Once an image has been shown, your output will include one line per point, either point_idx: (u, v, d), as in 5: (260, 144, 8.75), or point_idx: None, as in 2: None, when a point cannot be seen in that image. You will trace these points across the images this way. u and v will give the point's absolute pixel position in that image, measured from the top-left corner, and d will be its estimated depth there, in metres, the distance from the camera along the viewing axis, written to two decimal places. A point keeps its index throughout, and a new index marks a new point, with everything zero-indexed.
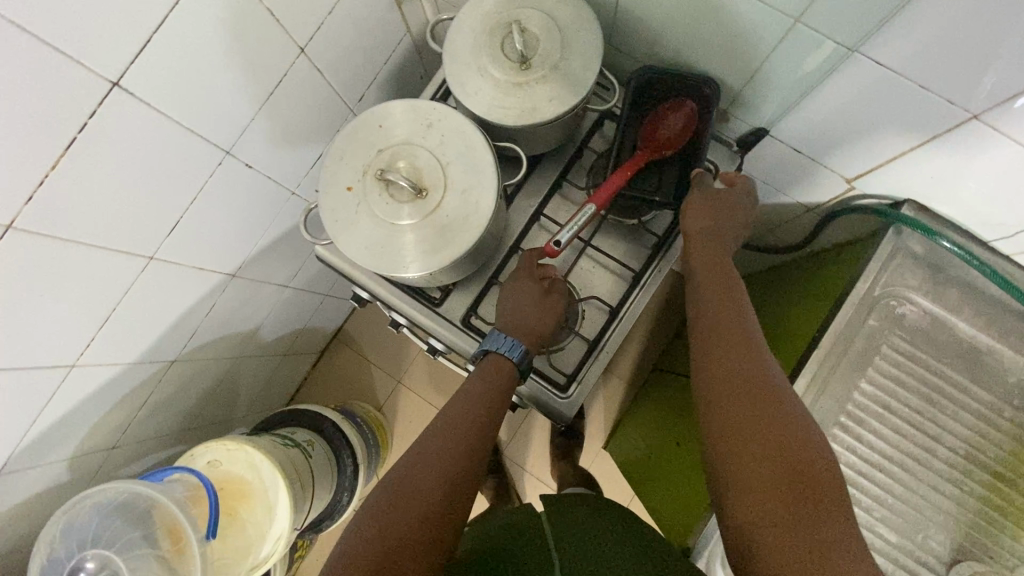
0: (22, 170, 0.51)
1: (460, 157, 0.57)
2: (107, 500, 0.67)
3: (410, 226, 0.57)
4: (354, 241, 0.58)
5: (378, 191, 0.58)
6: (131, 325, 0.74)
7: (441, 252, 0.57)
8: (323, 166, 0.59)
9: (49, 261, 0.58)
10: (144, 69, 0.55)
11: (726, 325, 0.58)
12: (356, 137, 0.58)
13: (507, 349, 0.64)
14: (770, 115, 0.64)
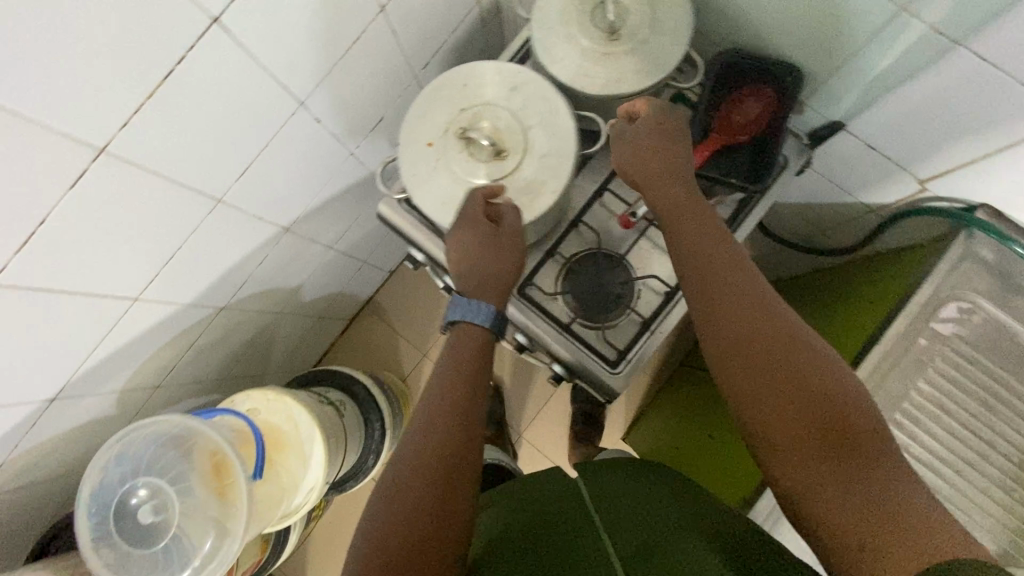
0: (123, 97, 0.52)
1: (542, 122, 0.58)
2: (158, 433, 0.69)
3: (486, 185, 0.58)
4: (429, 197, 0.59)
5: (457, 149, 0.58)
6: (192, 267, 0.76)
7: (515, 214, 0.57)
8: (405, 120, 0.60)
9: (131, 192, 0.60)
10: (244, 9, 0.56)
11: (731, 277, 0.57)
12: (440, 95, 0.60)
13: (475, 315, 0.60)
14: (850, 108, 0.63)
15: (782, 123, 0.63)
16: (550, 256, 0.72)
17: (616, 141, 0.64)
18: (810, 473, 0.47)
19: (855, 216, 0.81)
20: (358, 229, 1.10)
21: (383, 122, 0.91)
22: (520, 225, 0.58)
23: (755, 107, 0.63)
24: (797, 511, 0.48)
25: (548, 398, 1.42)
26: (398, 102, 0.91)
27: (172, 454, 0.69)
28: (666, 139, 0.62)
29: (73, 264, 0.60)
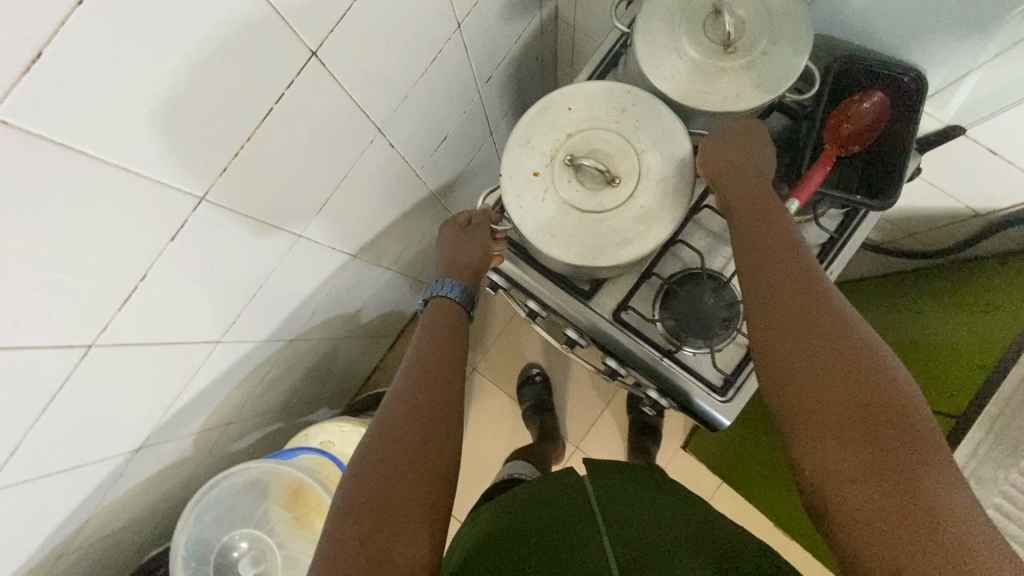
0: (224, 143, 0.49)
1: (657, 146, 0.56)
2: (240, 481, 0.77)
3: (602, 213, 0.56)
4: (536, 227, 0.56)
5: (566, 177, 0.57)
6: (267, 306, 0.73)
7: (634, 243, 0.55)
8: (508, 150, 0.58)
9: (221, 239, 0.57)
10: (338, 39, 0.52)
11: (777, 258, 0.53)
12: (544, 120, 0.58)
13: (446, 290, 0.72)
14: (974, 110, 0.60)
15: (902, 126, 0.59)
16: (646, 279, 0.69)
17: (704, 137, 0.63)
18: (842, 464, 0.41)
19: (951, 221, 0.77)
20: (414, 248, 1.07)
21: (446, 139, 0.88)
22: (636, 254, 0.55)
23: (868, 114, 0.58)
24: (820, 501, 0.43)
25: (602, 408, 1.39)
26: (461, 118, 0.87)
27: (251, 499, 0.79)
28: (750, 133, 0.59)
29: (165, 316, 0.57)
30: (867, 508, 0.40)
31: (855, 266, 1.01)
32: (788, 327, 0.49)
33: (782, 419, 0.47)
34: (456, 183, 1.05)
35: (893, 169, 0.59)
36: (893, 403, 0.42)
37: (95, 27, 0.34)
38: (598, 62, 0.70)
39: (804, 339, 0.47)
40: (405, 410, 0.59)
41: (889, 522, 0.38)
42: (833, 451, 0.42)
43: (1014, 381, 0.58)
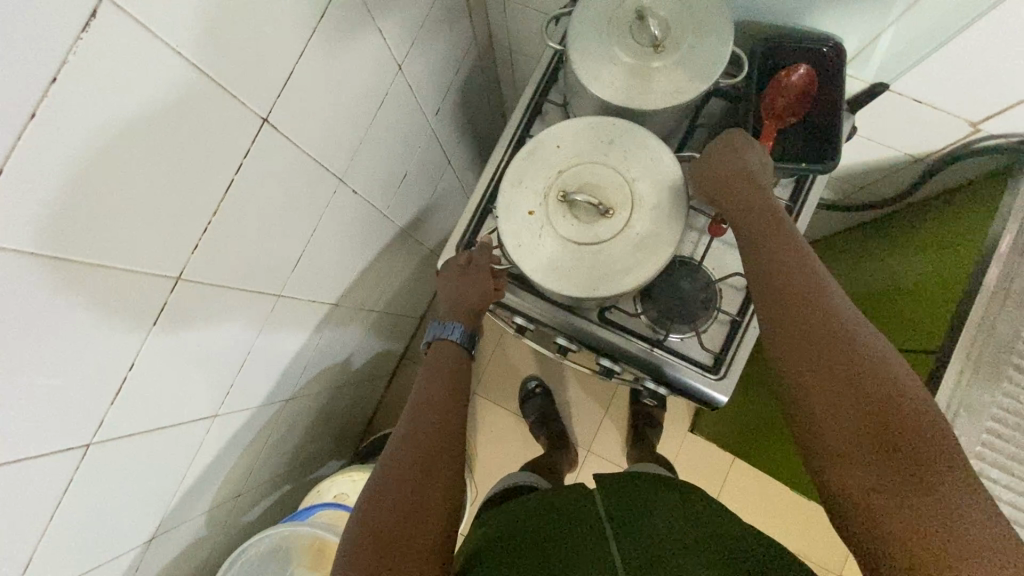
0: (192, 220, 0.50)
1: (646, 174, 0.60)
2: (262, 549, 0.76)
3: (602, 244, 0.59)
4: (538, 265, 0.59)
5: (562, 212, 0.60)
6: (257, 370, 0.73)
7: (634, 271, 0.58)
8: (503, 193, 0.62)
9: (202, 314, 0.57)
10: (285, 102, 0.54)
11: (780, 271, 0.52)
12: (534, 161, 0.62)
13: (448, 333, 0.72)
14: (892, 69, 0.63)
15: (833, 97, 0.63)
16: None
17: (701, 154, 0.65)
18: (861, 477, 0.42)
19: (894, 170, 0.81)
20: (393, 285, 1.08)
21: (407, 176, 0.91)
22: (640, 280, 0.58)
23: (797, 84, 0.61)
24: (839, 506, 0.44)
25: (605, 407, 1.40)
26: (417, 152, 0.90)
27: (274, 566, 0.77)
28: (735, 145, 0.61)
29: (158, 399, 0.57)
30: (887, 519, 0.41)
31: (815, 227, 1.06)
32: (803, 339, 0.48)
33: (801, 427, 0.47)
34: (423, 215, 1.07)
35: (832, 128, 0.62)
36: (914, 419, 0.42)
37: (49, 135, 0.34)
38: (539, 79, 0.73)
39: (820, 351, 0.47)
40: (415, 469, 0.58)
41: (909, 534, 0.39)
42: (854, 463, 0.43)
43: (981, 308, 0.60)
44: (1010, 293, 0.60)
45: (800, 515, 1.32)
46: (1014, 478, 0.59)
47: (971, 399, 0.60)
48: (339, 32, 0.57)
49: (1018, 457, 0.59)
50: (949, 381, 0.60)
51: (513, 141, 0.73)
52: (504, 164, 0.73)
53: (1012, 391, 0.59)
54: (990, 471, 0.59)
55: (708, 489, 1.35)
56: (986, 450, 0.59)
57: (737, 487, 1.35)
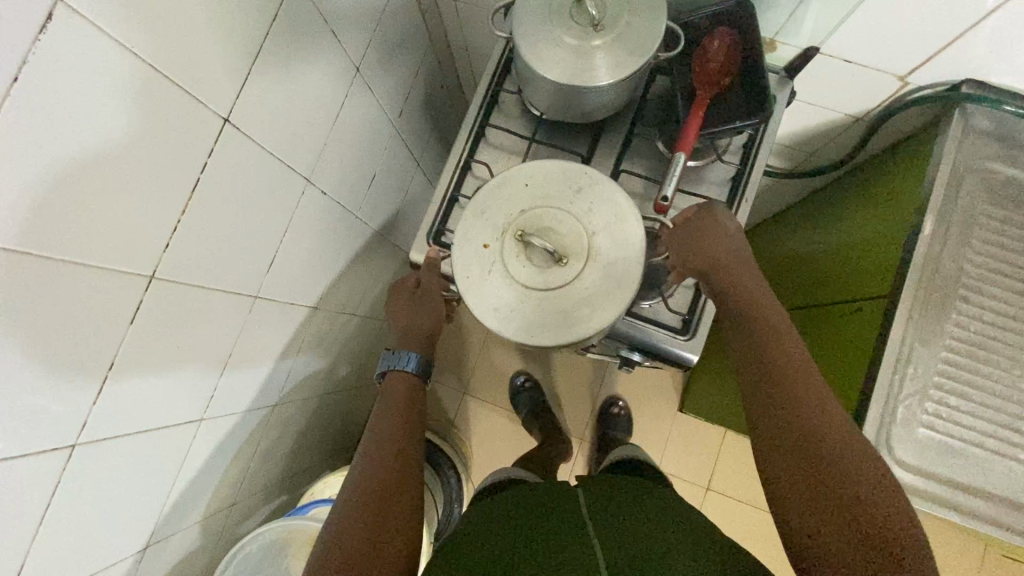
0: (160, 219, 0.52)
1: (607, 230, 0.59)
2: (272, 536, 0.77)
3: (550, 293, 0.58)
4: (485, 300, 0.59)
5: (516, 251, 0.60)
6: (240, 375, 0.75)
7: (574, 326, 0.57)
8: (465, 222, 0.63)
9: (177, 316, 0.59)
10: (244, 102, 0.57)
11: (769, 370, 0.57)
12: (500, 197, 0.62)
13: (404, 362, 0.74)
14: (818, 32, 0.68)
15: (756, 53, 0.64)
16: None
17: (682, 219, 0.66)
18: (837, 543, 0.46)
19: (838, 132, 0.85)
20: (372, 290, 1.10)
21: (376, 178, 0.93)
22: (584, 331, 0.57)
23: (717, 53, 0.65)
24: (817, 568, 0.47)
25: (594, 394, 1.42)
26: (384, 155, 0.93)
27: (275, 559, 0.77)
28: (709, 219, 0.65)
29: (139, 403, 0.58)
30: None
31: (775, 198, 1.10)
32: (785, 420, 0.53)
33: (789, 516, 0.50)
34: (397, 219, 1.10)
35: (761, 87, 0.64)
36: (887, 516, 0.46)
37: (15, 128, 0.36)
38: (492, 71, 0.77)
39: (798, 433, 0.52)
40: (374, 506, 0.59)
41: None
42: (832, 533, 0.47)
43: (925, 245, 0.63)
44: (949, 229, 0.64)
45: None
46: (973, 403, 0.61)
47: (924, 332, 0.62)
48: (292, 35, 0.60)
49: (974, 383, 0.61)
50: (902, 317, 0.62)
51: (472, 131, 0.76)
52: (466, 153, 0.76)
53: (961, 321, 0.62)
54: (949, 399, 0.61)
55: (701, 466, 1.37)
56: (943, 379, 0.62)
57: (729, 461, 1.37)
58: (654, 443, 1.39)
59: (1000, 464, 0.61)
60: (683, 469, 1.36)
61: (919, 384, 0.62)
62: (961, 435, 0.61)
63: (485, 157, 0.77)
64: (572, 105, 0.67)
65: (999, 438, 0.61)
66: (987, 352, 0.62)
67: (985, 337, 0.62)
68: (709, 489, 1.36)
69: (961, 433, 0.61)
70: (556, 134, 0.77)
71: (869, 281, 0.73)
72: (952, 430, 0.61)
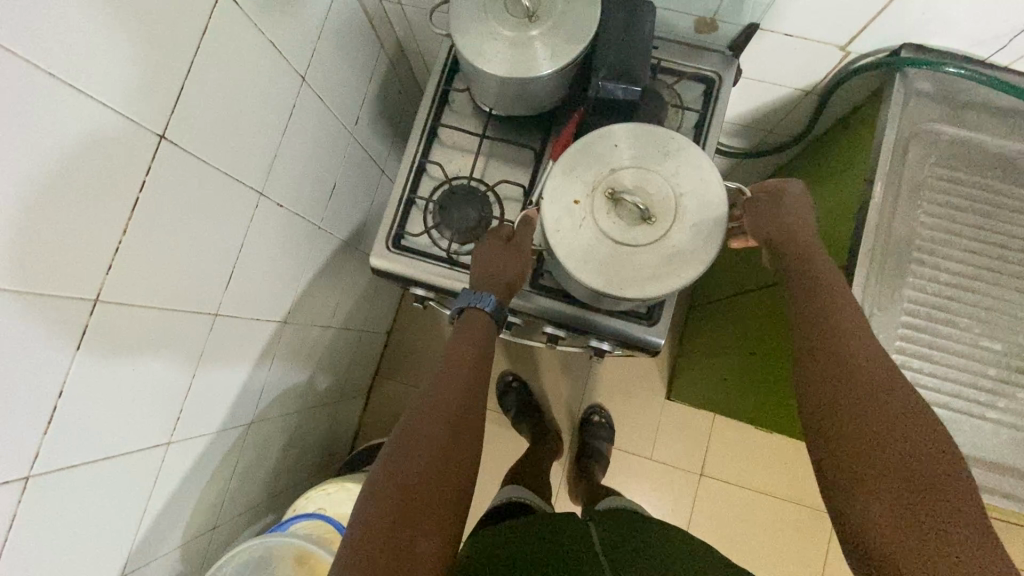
0: (99, 239, 0.51)
1: (694, 192, 0.58)
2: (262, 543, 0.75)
3: (640, 249, 0.57)
4: (574, 256, 0.57)
5: (606, 208, 0.58)
6: (208, 393, 0.74)
7: (659, 281, 0.56)
8: (550, 177, 0.59)
9: (129, 339, 0.58)
10: (180, 118, 0.56)
11: (823, 315, 0.55)
12: (590, 154, 0.59)
13: (478, 301, 0.66)
14: (755, 9, 0.68)
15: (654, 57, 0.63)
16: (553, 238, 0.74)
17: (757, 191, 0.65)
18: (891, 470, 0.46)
19: (791, 108, 0.85)
20: (345, 301, 1.10)
21: (337, 186, 0.93)
22: (663, 291, 0.56)
23: (630, 51, 0.64)
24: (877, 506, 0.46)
25: (581, 389, 1.42)
26: (343, 163, 0.93)
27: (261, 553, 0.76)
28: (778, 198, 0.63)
29: (99, 430, 0.57)
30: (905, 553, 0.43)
31: (739, 178, 1.11)
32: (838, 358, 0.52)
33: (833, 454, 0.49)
34: (364, 227, 1.10)
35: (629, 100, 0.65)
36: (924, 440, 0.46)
37: None
38: (440, 69, 0.76)
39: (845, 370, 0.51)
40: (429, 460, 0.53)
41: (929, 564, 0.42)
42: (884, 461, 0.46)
43: (878, 210, 0.63)
44: (900, 192, 0.64)
45: (784, 462, 1.35)
46: (937, 365, 0.61)
47: (883, 297, 0.62)
48: (227, 46, 0.60)
49: (936, 344, 0.62)
50: (859, 282, 0.62)
51: (424, 131, 0.76)
52: (420, 154, 0.76)
53: (919, 284, 0.62)
54: (913, 362, 0.61)
55: (693, 452, 1.37)
56: (906, 343, 0.62)
57: (721, 445, 1.36)
58: (645, 433, 1.38)
59: (965, 423, 0.61)
60: (675, 457, 1.36)
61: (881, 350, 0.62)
62: (928, 397, 0.61)
63: (439, 157, 0.77)
64: (518, 98, 0.67)
65: (965, 397, 0.61)
66: (946, 313, 0.62)
67: (942, 298, 0.62)
68: (703, 475, 1.36)
69: (927, 395, 0.61)
70: (509, 129, 0.77)
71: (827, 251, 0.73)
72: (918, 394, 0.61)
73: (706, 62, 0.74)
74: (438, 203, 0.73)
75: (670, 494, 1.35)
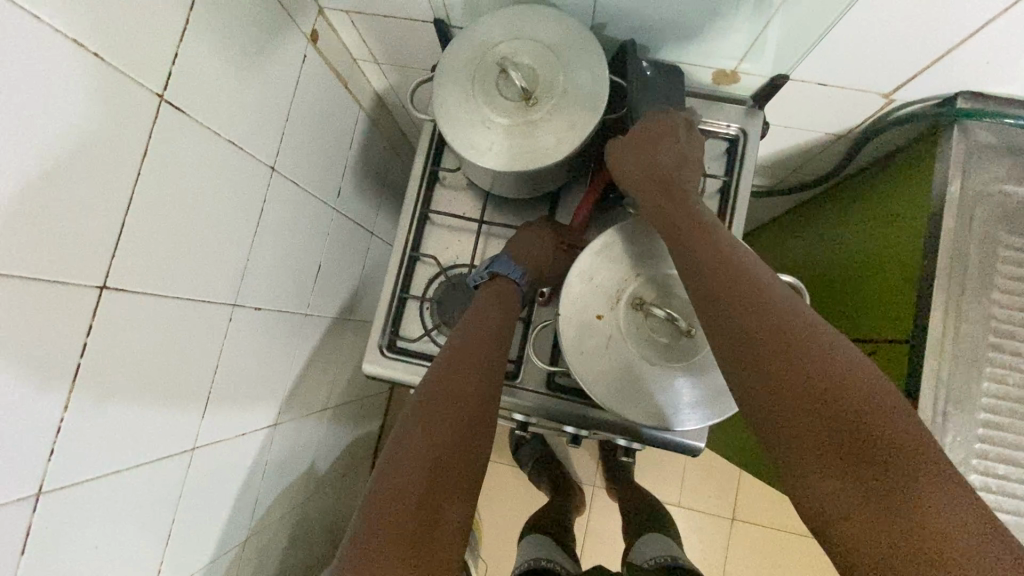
0: (35, 427, 0.42)
1: None
2: None
3: (680, 369, 0.49)
4: (606, 382, 0.49)
5: (634, 323, 0.51)
6: (195, 528, 0.66)
7: (707, 404, 0.49)
8: (567, 290, 0.52)
9: (90, 514, 0.50)
10: (125, 256, 0.48)
11: (728, 281, 0.45)
12: (608, 259, 0.52)
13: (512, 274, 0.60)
14: (784, 60, 0.59)
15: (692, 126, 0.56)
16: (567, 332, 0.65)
17: (616, 153, 0.55)
18: (826, 478, 0.37)
19: (817, 152, 0.76)
20: (342, 376, 1.02)
21: (322, 265, 0.85)
22: (712, 417, 0.49)
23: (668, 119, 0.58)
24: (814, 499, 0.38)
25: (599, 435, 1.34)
26: (327, 240, 0.84)
27: None
28: (650, 139, 0.54)
29: None
30: (859, 548, 0.35)
31: (756, 214, 1.02)
32: (758, 351, 0.41)
33: (761, 439, 0.41)
34: (358, 297, 1.01)
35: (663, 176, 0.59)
36: (863, 425, 0.37)
37: None
38: (428, 145, 0.68)
39: (759, 357, 0.41)
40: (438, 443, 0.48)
41: (887, 556, 0.34)
42: (816, 453, 0.38)
43: (943, 289, 0.55)
44: (967, 266, 0.56)
45: None
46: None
47: (957, 394, 0.54)
48: (175, 160, 0.51)
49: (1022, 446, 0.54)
50: (929, 377, 0.54)
51: (414, 216, 0.67)
52: (411, 243, 0.67)
53: (997, 374, 0.54)
54: (996, 467, 0.54)
55: (722, 495, 1.29)
56: (986, 446, 0.54)
57: (751, 485, 1.29)
58: (670, 478, 1.30)
59: None
60: (703, 501, 1.29)
61: (959, 455, 0.54)
62: (1014, 508, 0.53)
63: (433, 243, 0.68)
64: (520, 183, 0.59)
65: None
66: None
67: None
68: (735, 519, 1.28)
69: (1015, 506, 0.53)
70: (506, 207, 0.69)
71: (876, 321, 0.65)
72: (1005, 505, 0.53)
73: (726, 119, 0.66)
74: (435, 297, 0.65)
75: (703, 544, 1.27)
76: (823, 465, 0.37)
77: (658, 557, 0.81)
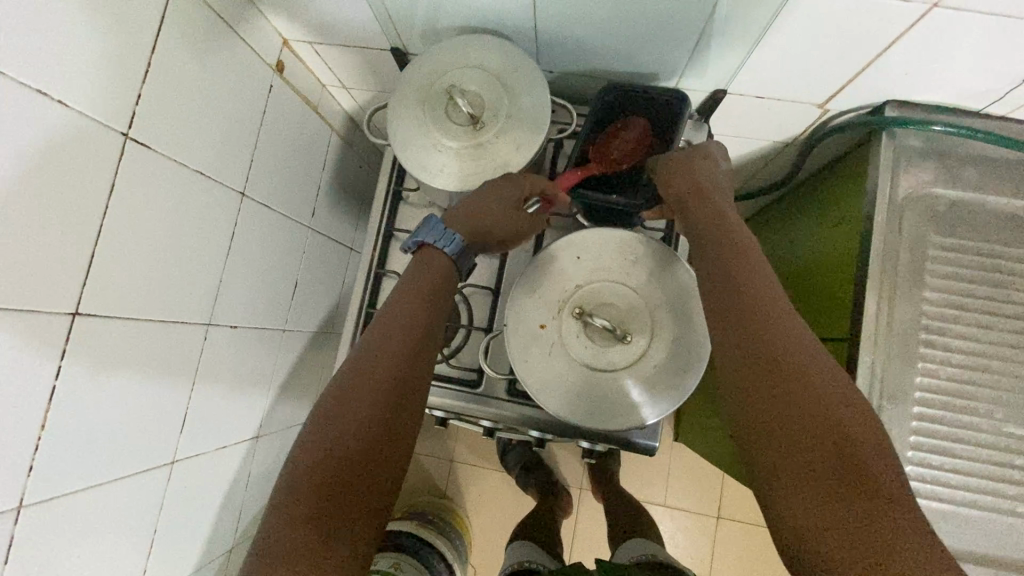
0: (12, 447, 0.46)
1: (667, 303, 0.54)
2: None
3: (617, 373, 0.52)
4: (551, 387, 0.52)
5: (575, 330, 0.54)
6: (178, 537, 0.69)
7: (642, 405, 0.51)
8: (514, 302, 0.55)
9: (71, 527, 0.53)
10: (97, 284, 0.51)
11: (744, 299, 0.47)
12: (549, 271, 0.56)
13: (445, 244, 0.59)
14: (721, 76, 0.63)
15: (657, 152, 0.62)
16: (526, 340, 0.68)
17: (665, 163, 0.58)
18: (805, 488, 0.38)
19: (768, 159, 0.79)
20: None
21: (299, 282, 0.88)
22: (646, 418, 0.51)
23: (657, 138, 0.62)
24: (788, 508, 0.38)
25: None
26: (303, 257, 0.88)
27: None
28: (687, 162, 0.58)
29: None
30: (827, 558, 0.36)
31: None
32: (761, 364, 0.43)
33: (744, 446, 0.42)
34: (339, 310, 1.05)
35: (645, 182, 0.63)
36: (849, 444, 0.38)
37: None
38: (390, 167, 0.72)
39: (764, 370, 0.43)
40: (349, 454, 0.45)
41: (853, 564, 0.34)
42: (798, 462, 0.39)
43: (875, 289, 0.58)
44: (898, 266, 0.58)
45: None
46: (958, 459, 0.56)
47: (891, 389, 0.57)
48: (143, 191, 0.55)
49: (954, 437, 0.56)
50: (864, 373, 0.57)
51: (379, 234, 0.71)
52: (377, 260, 0.70)
53: (930, 368, 0.57)
54: (931, 457, 0.56)
55: (707, 494, 1.31)
56: (921, 438, 0.56)
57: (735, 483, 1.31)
58: (655, 479, 1.32)
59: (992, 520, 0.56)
60: (688, 501, 1.31)
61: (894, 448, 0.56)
62: (948, 496, 0.56)
63: (399, 259, 0.72)
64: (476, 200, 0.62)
65: (990, 493, 0.56)
66: (961, 399, 0.56)
67: (956, 382, 0.57)
68: (720, 518, 1.30)
69: (949, 494, 0.56)
70: None
71: (822, 320, 0.67)
72: (940, 493, 0.56)
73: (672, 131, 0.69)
74: None
75: (689, 542, 1.29)
76: (805, 475, 0.38)
77: (638, 556, 0.83)
